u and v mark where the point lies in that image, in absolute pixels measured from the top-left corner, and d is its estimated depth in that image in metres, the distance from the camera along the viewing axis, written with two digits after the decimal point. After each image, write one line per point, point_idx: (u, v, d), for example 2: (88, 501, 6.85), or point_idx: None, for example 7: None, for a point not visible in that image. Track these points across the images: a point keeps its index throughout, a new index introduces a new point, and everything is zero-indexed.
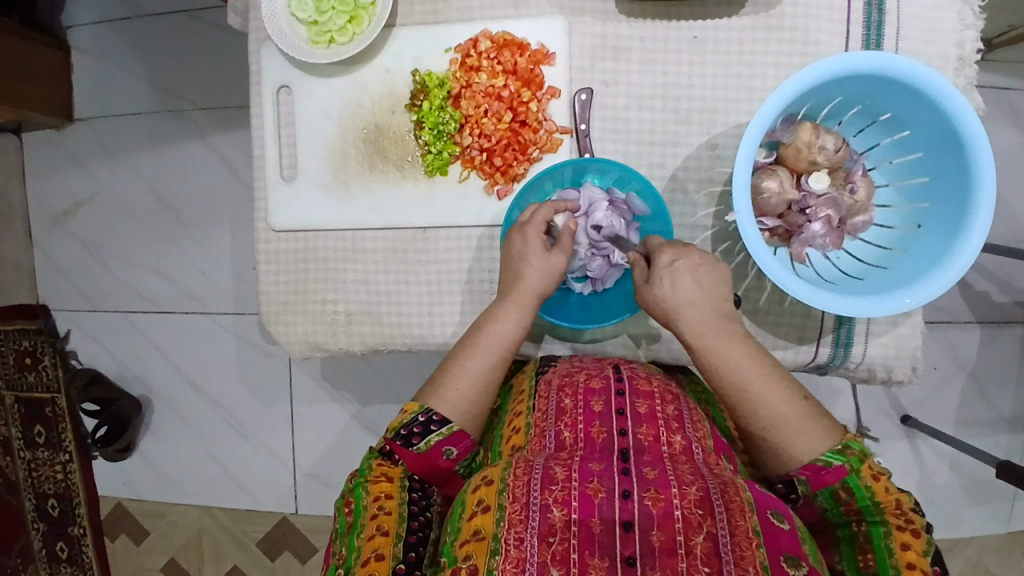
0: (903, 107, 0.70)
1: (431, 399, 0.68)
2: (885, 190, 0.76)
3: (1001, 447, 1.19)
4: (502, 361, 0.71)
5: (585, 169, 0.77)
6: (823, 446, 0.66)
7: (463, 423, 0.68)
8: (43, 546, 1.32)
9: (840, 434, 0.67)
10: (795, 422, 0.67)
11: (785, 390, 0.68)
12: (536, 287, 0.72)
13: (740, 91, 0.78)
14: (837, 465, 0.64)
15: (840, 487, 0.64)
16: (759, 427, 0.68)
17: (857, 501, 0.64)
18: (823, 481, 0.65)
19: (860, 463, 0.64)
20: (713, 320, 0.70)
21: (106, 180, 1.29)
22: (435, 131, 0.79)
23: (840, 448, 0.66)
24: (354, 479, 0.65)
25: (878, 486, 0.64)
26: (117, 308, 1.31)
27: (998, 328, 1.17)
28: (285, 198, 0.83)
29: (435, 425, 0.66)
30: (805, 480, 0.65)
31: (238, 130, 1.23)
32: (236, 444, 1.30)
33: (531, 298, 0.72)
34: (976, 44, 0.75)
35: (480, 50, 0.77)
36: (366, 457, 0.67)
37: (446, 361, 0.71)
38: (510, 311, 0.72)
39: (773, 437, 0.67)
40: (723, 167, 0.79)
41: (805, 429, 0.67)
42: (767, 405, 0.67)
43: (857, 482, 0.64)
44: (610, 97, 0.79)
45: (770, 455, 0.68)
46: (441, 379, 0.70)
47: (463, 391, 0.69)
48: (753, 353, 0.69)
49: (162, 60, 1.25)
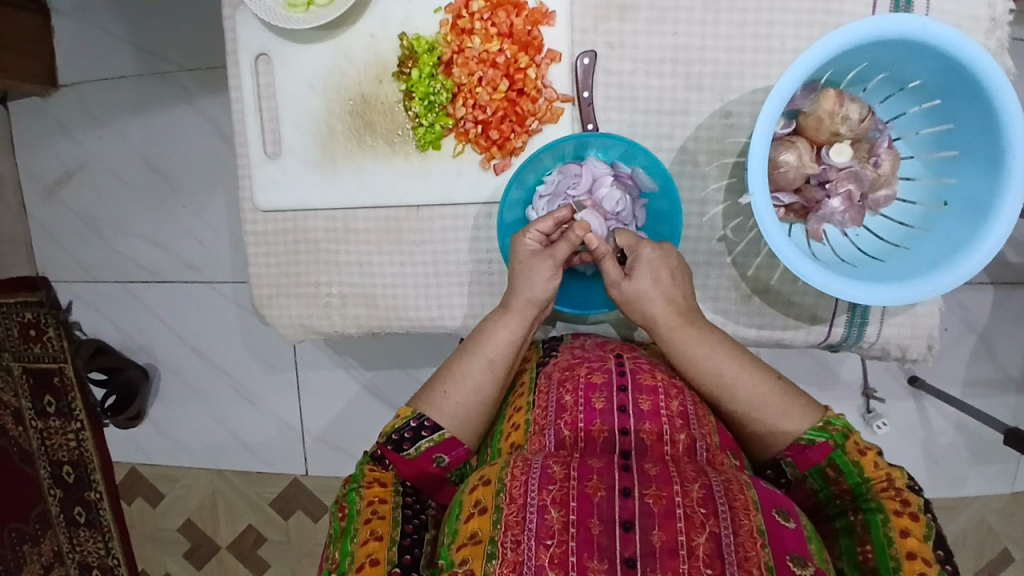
0: (934, 73, 0.64)
1: (425, 404, 0.68)
2: (910, 163, 0.70)
3: (1009, 409, 1.17)
4: (501, 374, 0.70)
5: (588, 143, 0.72)
6: (805, 424, 0.64)
7: (456, 431, 0.68)
8: (61, 511, 1.34)
9: (820, 411, 0.66)
10: (775, 402, 0.65)
11: (759, 372, 0.67)
12: (536, 298, 0.70)
13: (758, 53, 0.71)
14: (821, 443, 0.63)
15: (827, 464, 0.64)
16: (742, 414, 0.66)
17: (846, 479, 0.63)
18: (808, 461, 0.64)
19: (845, 439, 0.63)
20: (685, 312, 0.68)
21: (94, 147, 1.25)
22: (426, 103, 0.73)
23: (822, 425, 0.64)
24: (348, 484, 0.68)
25: (865, 461, 0.62)
26: (117, 278, 1.29)
27: (1015, 289, 1.13)
28: (270, 175, 0.78)
29: (427, 430, 0.67)
30: (791, 462, 0.65)
31: (223, 91, 1.17)
32: (242, 409, 1.31)
33: (530, 309, 0.70)
34: (1009, 4, 0.68)
35: (472, 11, 0.71)
36: (360, 462, 0.70)
37: (446, 365, 0.71)
38: (510, 320, 0.70)
39: (758, 420, 0.66)
40: (737, 137, 0.73)
41: (785, 408, 0.65)
42: (746, 388, 0.66)
43: (843, 459, 0.63)
44: (615, 61, 0.73)
45: (758, 441, 0.67)
46: (439, 384, 0.70)
47: (458, 398, 0.68)
48: (721, 343, 0.68)
49: (142, 18, 1.18)
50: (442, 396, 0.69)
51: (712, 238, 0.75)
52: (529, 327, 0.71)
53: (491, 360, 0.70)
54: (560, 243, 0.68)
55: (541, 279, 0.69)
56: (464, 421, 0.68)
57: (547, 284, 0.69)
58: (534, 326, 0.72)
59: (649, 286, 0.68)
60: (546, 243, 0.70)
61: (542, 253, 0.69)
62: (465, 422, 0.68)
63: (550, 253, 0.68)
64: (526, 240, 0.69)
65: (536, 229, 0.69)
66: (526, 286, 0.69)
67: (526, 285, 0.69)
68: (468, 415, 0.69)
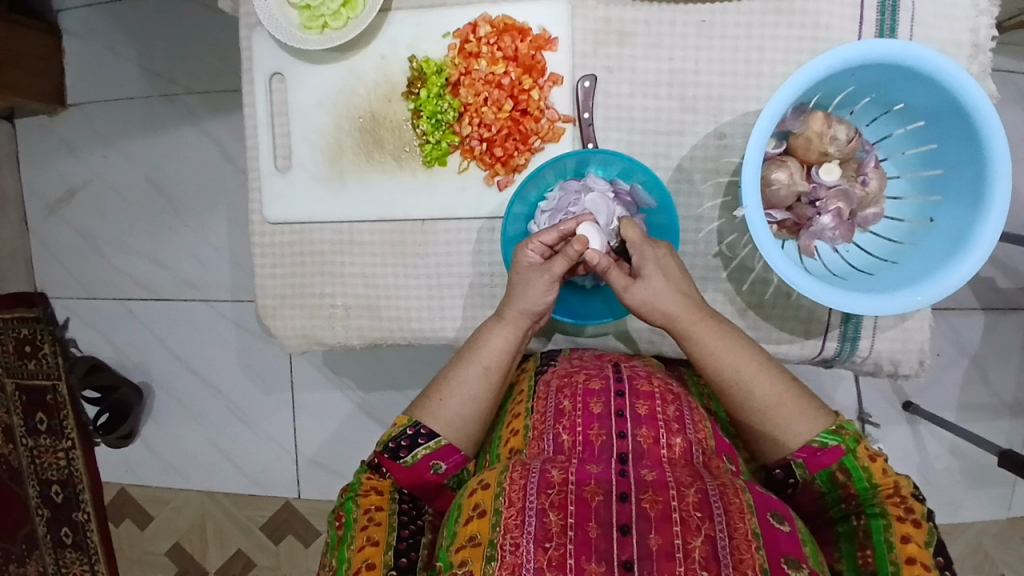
0: (917, 97, 0.68)
1: (421, 413, 0.70)
2: (896, 182, 0.74)
3: (1002, 433, 1.19)
4: (495, 377, 0.71)
5: (588, 160, 0.75)
6: (818, 428, 0.66)
7: (452, 437, 0.69)
8: (48, 532, 1.33)
9: (832, 417, 0.67)
10: (788, 402, 0.67)
11: (775, 372, 0.68)
12: (529, 308, 0.71)
13: (750, 78, 0.75)
14: (833, 446, 0.64)
15: (838, 468, 0.64)
16: (754, 412, 0.67)
17: (854, 483, 0.64)
18: (819, 463, 0.65)
19: (856, 443, 0.64)
20: (701, 308, 0.69)
21: (99, 166, 1.27)
22: (433, 121, 0.76)
23: (835, 428, 0.65)
24: (344, 494, 0.69)
25: (876, 468, 0.63)
26: (115, 296, 1.30)
27: (1002, 314, 1.16)
28: (279, 189, 0.81)
29: (423, 438, 0.68)
30: (802, 463, 0.65)
31: (231, 114, 1.20)
32: (237, 429, 1.30)
33: (524, 317, 0.72)
34: (992, 30, 0.72)
35: (479, 35, 0.75)
36: (356, 471, 0.71)
37: (442, 372, 0.73)
38: (503, 327, 0.72)
39: (771, 419, 0.66)
40: (731, 157, 0.76)
41: (798, 411, 0.66)
42: (762, 386, 0.67)
43: (853, 464, 0.64)
44: (614, 84, 0.77)
45: (768, 441, 0.67)
46: (436, 392, 0.71)
47: (453, 405, 0.70)
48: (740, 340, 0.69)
49: (153, 42, 1.21)
50: (437, 403, 0.70)
51: (709, 253, 0.78)
52: (523, 334, 0.72)
53: (487, 367, 0.71)
54: (558, 258, 0.69)
55: (537, 292, 0.70)
56: (460, 427, 0.70)
57: (543, 296, 0.71)
58: (528, 333, 0.74)
59: (664, 282, 0.68)
60: (546, 254, 0.71)
61: (539, 267, 0.70)
62: (461, 429, 0.70)
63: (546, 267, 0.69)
64: (526, 254, 0.70)
65: (537, 242, 0.70)
66: (520, 298, 0.71)
67: (519, 296, 0.71)
68: (465, 422, 0.70)
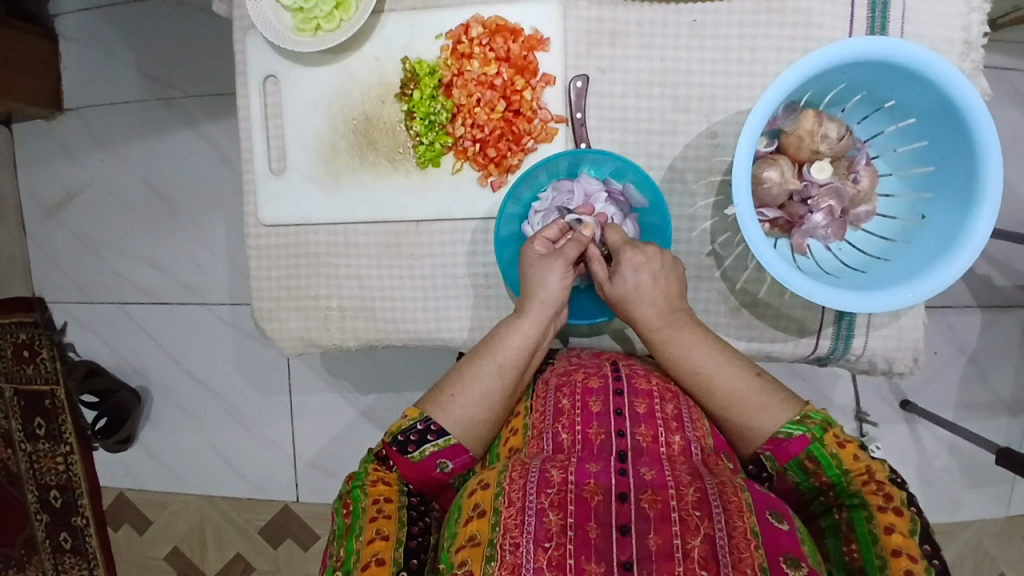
0: (907, 94, 0.68)
1: (431, 407, 0.69)
2: (889, 179, 0.74)
3: (1000, 431, 1.19)
4: (511, 376, 0.70)
5: (581, 160, 0.76)
6: (784, 418, 0.65)
7: (462, 437, 0.68)
8: (47, 537, 1.33)
9: (800, 406, 0.66)
10: (754, 397, 0.67)
11: (738, 367, 0.68)
12: (552, 299, 0.71)
13: (742, 77, 0.75)
14: (799, 436, 0.64)
15: (806, 457, 0.64)
16: (720, 409, 0.68)
17: (825, 471, 0.63)
18: (787, 454, 0.64)
19: (822, 431, 0.64)
20: (667, 313, 0.71)
21: (97, 170, 1.28)
22: (426, 122, 0.76)
23: (800, 418, 0.65)
24: (351, 482, 0.68)
25: (845, 454, 0.63)
26: (113, 300, 1.30)
27: (999, 312, 1.16)
28: (274, 190, 0.81)
29: (433, 435, 0.68)
30: (771, 456, 0.65)
31: (227, 117, 1.21)
32: (235, 432, 1.30)
33: (544, 310, 0.71)
34: (983, 27, 0.73)
35: (472, 37, 0.75)
36: (364, 459, 0.70)
37: (456, 369, 0.71)
38: (520, 322, 0.71)
39: (733, 415, 0.67)
40: (723, 156, 0.77)
41: (764, 404, 0.66)
42: (723, 385, 0.68)
43: (822, 451, 0.63)
44: (607, 84, 0.77)
45: (740, 437, 0.68)
46: (448, 388, 0.70)
47: (466, 404, 0.69)
48: (707, 342, 0.69)
49: (150, 47, 1.22)
50: (449, 399, 0.69)
51: (702, 253, 0.78)
52: (542, 329, 0.71)
53: (501, 365, 0.70)
54: (569, 244, 0.71)
55: (555, 279, 0.71)
56: (470, 426, 0.69)
57: (563, 283, 0.71)
58: (547, 330, 0.73)
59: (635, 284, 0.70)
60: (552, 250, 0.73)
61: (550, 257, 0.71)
62: (471, 429, 0.69)
63: (557, 253, 0.71)
64: (534, 247, 0.72)
65: (542, 236, 0.72)
66: (539, 288, 0.71)
67: (538, 285, 0.71)
68: (475, 422, 0.69)
